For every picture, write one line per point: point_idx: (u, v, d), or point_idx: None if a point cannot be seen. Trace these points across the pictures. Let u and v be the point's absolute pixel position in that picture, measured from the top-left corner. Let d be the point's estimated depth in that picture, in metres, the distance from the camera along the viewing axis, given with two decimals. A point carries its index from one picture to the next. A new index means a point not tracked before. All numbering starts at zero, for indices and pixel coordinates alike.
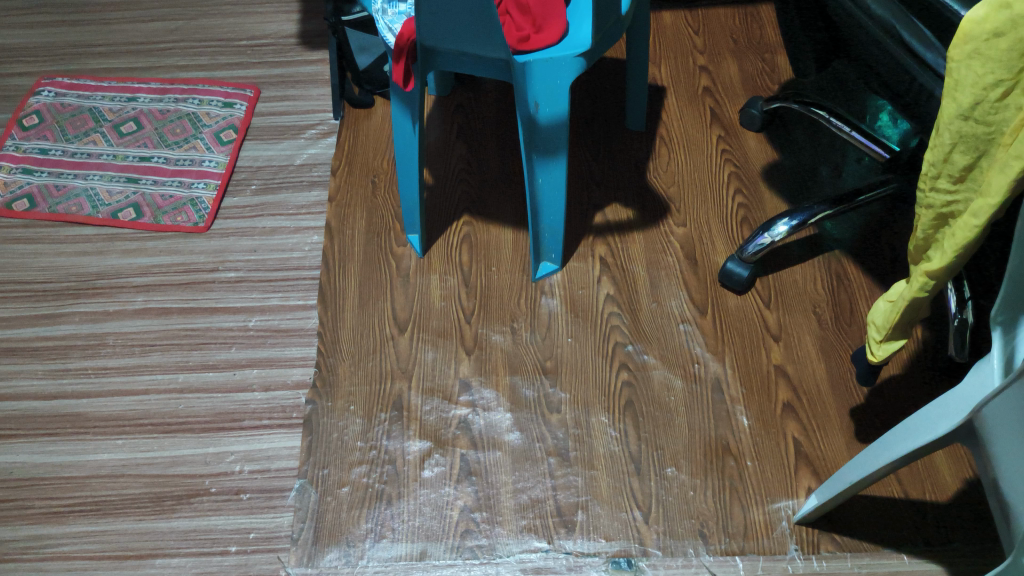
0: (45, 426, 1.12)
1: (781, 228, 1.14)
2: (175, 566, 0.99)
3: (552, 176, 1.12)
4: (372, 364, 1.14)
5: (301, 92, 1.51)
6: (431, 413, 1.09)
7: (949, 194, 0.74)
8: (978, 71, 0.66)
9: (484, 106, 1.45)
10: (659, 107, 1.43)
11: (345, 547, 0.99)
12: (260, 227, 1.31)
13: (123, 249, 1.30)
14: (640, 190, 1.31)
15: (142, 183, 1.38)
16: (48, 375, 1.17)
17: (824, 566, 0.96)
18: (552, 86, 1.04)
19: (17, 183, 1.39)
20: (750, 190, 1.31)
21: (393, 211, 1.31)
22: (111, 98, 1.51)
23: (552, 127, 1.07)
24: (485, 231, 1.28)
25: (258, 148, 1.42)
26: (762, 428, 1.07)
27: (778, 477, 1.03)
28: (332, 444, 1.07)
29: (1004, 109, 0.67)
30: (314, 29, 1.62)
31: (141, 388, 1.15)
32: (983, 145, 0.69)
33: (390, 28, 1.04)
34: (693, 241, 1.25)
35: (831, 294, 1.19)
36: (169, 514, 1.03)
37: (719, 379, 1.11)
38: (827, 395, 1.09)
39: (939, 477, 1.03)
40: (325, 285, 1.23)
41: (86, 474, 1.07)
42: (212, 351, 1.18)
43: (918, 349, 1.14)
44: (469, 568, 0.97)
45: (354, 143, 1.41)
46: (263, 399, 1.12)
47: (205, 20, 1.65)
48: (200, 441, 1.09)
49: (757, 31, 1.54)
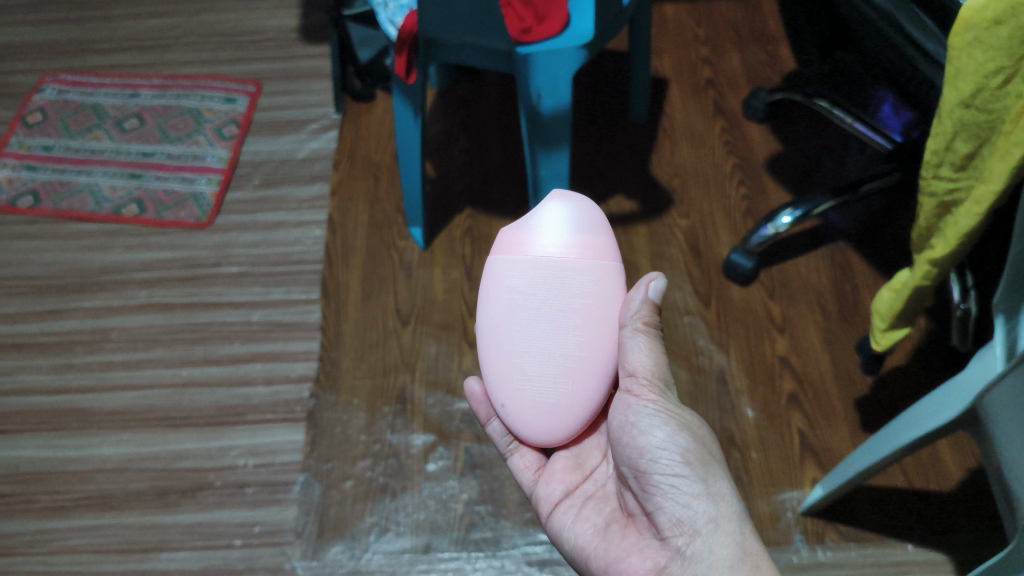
0: (50, 421, 1.12)
1: (786, 219, 1.13)
2: (180, 559, 1.00)
3: (554, 167, 1.11)
4: (375, 358, 1.14)
5: (301, 86, 1.50)
6: (435, 407, 1.09)
7: (951, 181, 0.73)
8: (980, 58, 0.64)
9: (485, 99, 1.45)
10: (661, 99, 1.42)
11: (350, 541, 0.99)
12: (261, 222, 1.31)
13: (125, 244, 1.30)
14: (642, 181, 1.31)
15: (144, 179, 1.38)
16: (53, 370, 1.17)
17: (829, 556, 0.96)
18: (553, 77, 1.01)
19: (21, 180, 1.39)
20: (752, 181, 1.30)
21: (394, 205, 1.31)
22: (113, 95, 1.51)
23: (555, 117, 1.05)
24: (487, 224, 1.27)
25: (259, 144, 1.42)
26: (766, 420, 1.06)
27: (783, 468, 1.02)
28: (336, 438, 1.07)
29: (1005, 97, 0.65)
30: (315, 24, 1.61)
31: (145, 382, 1.15)
32: (984, 133, 0.68)
33: (391, 21, 1.00)
34: (697, 232, 1.24)
35: (835, 285, 1.18)
36: (174, 508, 1.04)
37: (724, 371, 1.10)
38: (832, 386, 1.09)
39: (943, 466, 1.02)
40: (328, 279, 1.22)
41: (90, 468, 1.08)
42: (215, 345, 1.18)
43: (923, 340, 1.13)
44: (474, 561, 0.97)
45: (356, 138, 1.41)
46: (266, 393, 1.12)
47: (205, 16, 1.64)
48: (204, 435, 1.09)
49: (758, 22, 1.53)
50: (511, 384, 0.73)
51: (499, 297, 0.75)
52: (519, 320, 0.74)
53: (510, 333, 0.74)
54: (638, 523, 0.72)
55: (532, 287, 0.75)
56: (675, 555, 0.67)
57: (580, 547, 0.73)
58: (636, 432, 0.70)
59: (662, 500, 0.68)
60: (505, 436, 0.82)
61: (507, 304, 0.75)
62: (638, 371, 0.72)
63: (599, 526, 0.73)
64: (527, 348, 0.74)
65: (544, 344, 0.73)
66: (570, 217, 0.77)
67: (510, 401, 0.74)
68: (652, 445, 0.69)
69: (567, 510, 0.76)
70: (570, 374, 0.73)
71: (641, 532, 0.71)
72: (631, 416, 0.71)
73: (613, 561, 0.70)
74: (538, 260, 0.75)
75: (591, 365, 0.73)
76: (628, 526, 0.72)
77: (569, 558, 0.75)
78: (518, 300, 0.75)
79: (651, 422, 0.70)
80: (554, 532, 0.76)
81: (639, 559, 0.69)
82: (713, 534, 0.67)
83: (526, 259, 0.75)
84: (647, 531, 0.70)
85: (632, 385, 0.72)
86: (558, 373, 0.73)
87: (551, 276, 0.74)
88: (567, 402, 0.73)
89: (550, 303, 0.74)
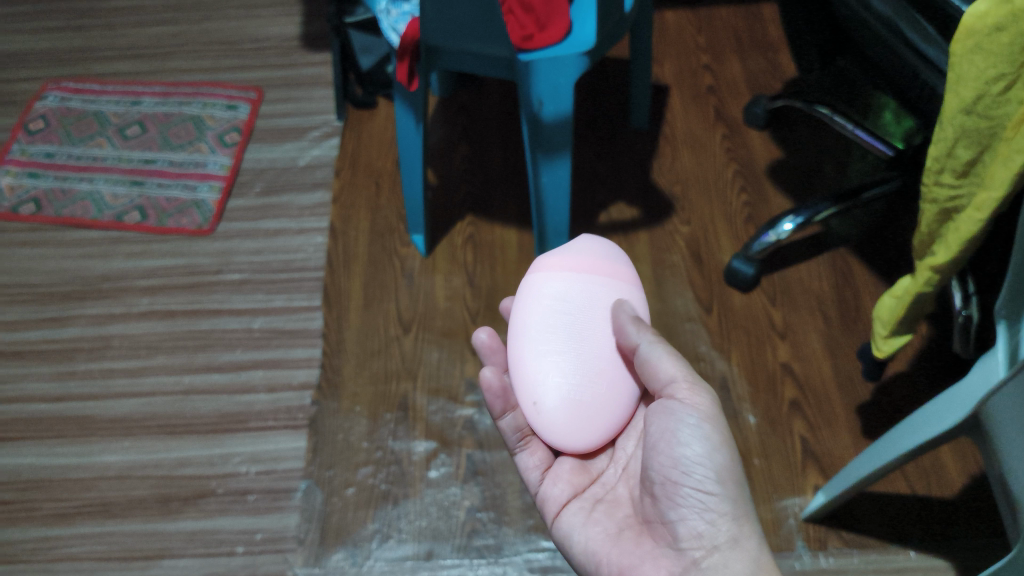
0: (52, 428, 1.12)
1: (787, 226, 1.13)
2: (182, 567, 0.99)
3: (556, 175, 1.11)
4: (376, 365, 1.14)
5: (304, 94, 1.51)
6: (436, 413, 1.09)
7: (953, 188, 0.74)
8: (980, 65, 0.65)
9: (486, 106, 1.45)
10: (661, 106, 1.43)
11: (352, 548, 0.99)
12: (263, 228, 1.32)
13: (128, 251, 1.31)
14: (643, 188, 1.31)
15: (146, 186, 1.39)
16: (55, 377, 1.17)
17: (831, 563, 0.96)
18: (555, 85, 1.02)
19: (23, 187, 1.40)
20: (753, 188, 1.30)
21: (396, 212, 1.31)
22: (115, 102, 1.51)
23: (556, 124, 1.06)
24: (488, 231, 1.28)
25: (261, 151, 1.43)
26: (768, 426, 1.06)
27: (785, 475, 1.02)
28: (338, 445, 1.07)
29: (1006, 103, 0.66)
30: (317, 32, 1.62)
31: (147, 390, 1.15)
32: (986, 139, 0.69)
33: (394, 28, 1.01)
34: (698, 238, 1.24)
35: (836, 291, 1.18)
36: (176, 515, 1.03)
37: (726, 377, 1.10)
38: (833, 392, 1.09)
39: (945, 473, 1.02)
40: (329, 287, 1.23)
41: (92, 475, 1.08)
42: (217, 352, 1.18)
43: (924, 345, 1.13)
44: (475, 568, 0.97)
45: (357, 145, 1.41)
46: (268, 400, 1.12)
47: (208, 24, 1.65)
48: (205, 442, 1.09)
49: (759, 29, 1.53)
50: (546, 382, 0.72)
51: (535, 301, 0.75)
52: (554, 322, 0.73)
53: (545, 336, 0.73)
54: (653, 531, 0.72)
55: (573, 294, 0.74)
56: (690, 566, 0.68)
57: (591, 551, 0.73)
58: (674, 441, 0.70)
59: (686, 512, 0.69)
60: (517, 433, 0.81)
61: (546, 309, 0.74)
62: (676, 377, 0.71)
63: (612, 531, 0.74)
64: (564, 349, 0.72)
65: (583, 346, 0.72)
66: (604, 245, 0.80)
67: (544, 400, 0.72)
68: (688, 458, 0.69)
69: (577, 512, 0.76)
70: (604, 377, 0.72)
71: (656, 540, 0.71)
72: (673, 424, 0.70)
73: (627, 568, 0.70)
74: (577, 272, 0.76)
75: (622, 371, 0.74)
76: (643, 533, 0.73)
77: (578, 562, 0.75)
78: (553, 303, 0.74)
79: (693, 434, 0.69)
80: (562, 534, 0.76)
81: (652, 567, 0.69)
82: (731, 550, 0.67)
83: (565, 268, 0.76)
84: (662, 540, 0.71)
85: (673, 391, 0.71)
86: (594, 375, 0.72)
87: (589, 285, 0.75)
88: (602, 406, 0.72)
89: (590, 309, 0.74)
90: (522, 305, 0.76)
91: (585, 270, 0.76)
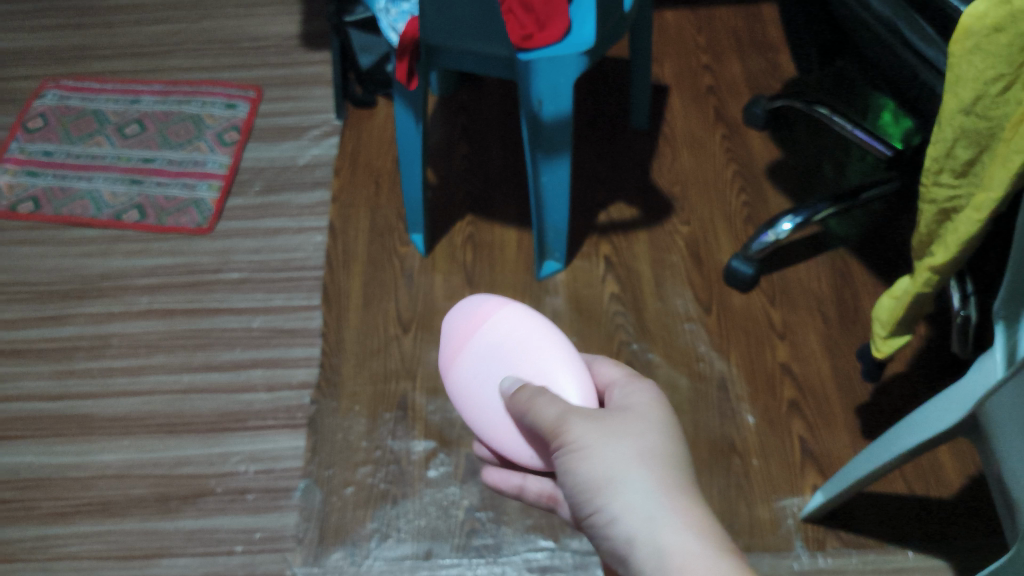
0: (51, 427, 1.12)
1: (786, 225, 1.13)
2: (181, 566, 0.99)
3: (555, 175, 1.11)
4: (376, 364, 1.14)
5: (303, 93, 1.51)
6: (436, 413, 1.09)
7: (952, 188, 0.74)
8: (979, 66, 0.65)
9: (485, 106, 1.45)
10: (661, 106, 1.43)
11: (351, 547, 0.99)
12: (262, 227, 1.31)
13: (127, 250, 1.30)
14: (642, 188, 1.31)
15: (145, 184, 1.38)
16: (54, 376, 1.17)
17: (830, 563, 0.96)
18: (554, 85, 1.02)
19: (22, 185, 1.40)
20: (753, 188, 1.30)
21: (396, 211, 1.31)
22: (114, 100, 1.51)
23: (556, 124, 1.06)
24: (488, 231, 1.28)
25: (260, 150, 1.43)
26: (767, 426, 1.06)
27: (784, 476, 1.02)
28: (337, 445, 1.07)
29: (1005, 104, 0.66)
30: (317, 31, 1.62)
31: (146, 389, 1.15)
32: (984, 140, 0.69)
33: (393, 27, 1.01)
34: (697, 238, 1.24)
35: (835, 292, 1.18)
36: (175, 514, 1.03)
37: (724, 378, 1.10)
38: (832, 393, 1.09)
39: (943, 474, 1.02)
40: (329, 286, 1.23)
41: (92, 474, 1.08)
42: (216, 351, 1.18)
43: (923, 346, 1.13)
44: (474, 568, 0.97)
45: (357, 145, 1.41)
46: (267, 399, 1.12)
47: (207, 23, 1.65)
48: (205, 441, 1.09)
49: (758, 30, 1.53)
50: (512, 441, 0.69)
51: (462, 391, 0.73)
52: (478, 391, 0.72)
53: (479, 404, 0.72)
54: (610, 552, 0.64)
55: (478, 362, 0.73)
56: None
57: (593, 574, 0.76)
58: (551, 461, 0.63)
59: (592, 528, 0.60)
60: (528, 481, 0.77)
61: (470, 390, 0.73)
62: (532, 409, 0.64)
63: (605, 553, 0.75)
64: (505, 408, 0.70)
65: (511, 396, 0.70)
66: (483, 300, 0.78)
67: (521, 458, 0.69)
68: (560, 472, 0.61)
69: None
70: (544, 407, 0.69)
71: None
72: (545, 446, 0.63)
73: None
74: (471, 342, 0.74)
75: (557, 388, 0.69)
76: None
77: None
78: (474, 380, 0.73)
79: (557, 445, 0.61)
80: None
81: None
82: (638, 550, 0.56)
83: (457, 349, 0.75)
84: None
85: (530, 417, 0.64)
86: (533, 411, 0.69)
87: (483, 348, 0.73)
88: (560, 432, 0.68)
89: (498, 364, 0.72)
90: (459, 403, 0.75)
91: (475, 337, 0.74)
